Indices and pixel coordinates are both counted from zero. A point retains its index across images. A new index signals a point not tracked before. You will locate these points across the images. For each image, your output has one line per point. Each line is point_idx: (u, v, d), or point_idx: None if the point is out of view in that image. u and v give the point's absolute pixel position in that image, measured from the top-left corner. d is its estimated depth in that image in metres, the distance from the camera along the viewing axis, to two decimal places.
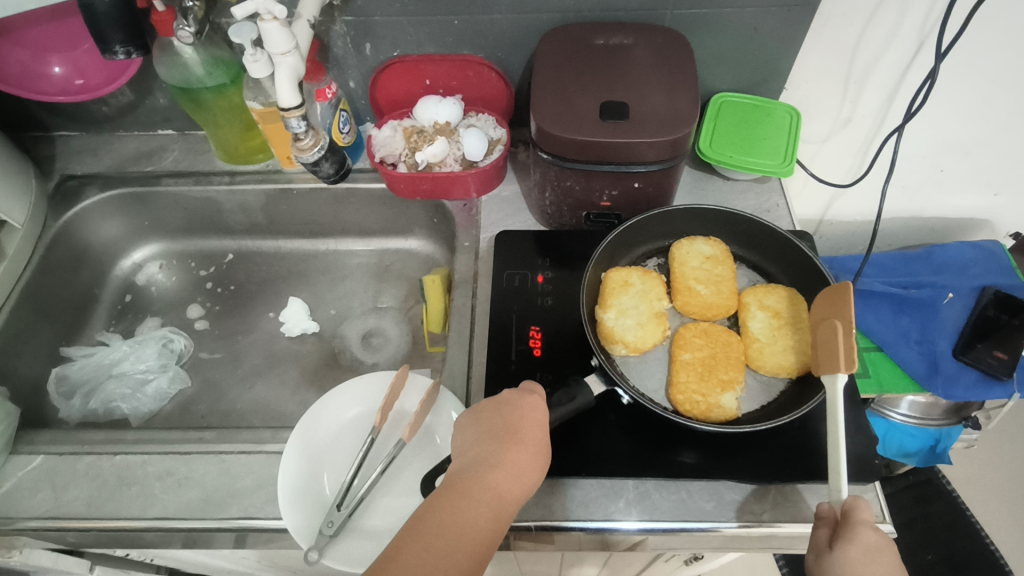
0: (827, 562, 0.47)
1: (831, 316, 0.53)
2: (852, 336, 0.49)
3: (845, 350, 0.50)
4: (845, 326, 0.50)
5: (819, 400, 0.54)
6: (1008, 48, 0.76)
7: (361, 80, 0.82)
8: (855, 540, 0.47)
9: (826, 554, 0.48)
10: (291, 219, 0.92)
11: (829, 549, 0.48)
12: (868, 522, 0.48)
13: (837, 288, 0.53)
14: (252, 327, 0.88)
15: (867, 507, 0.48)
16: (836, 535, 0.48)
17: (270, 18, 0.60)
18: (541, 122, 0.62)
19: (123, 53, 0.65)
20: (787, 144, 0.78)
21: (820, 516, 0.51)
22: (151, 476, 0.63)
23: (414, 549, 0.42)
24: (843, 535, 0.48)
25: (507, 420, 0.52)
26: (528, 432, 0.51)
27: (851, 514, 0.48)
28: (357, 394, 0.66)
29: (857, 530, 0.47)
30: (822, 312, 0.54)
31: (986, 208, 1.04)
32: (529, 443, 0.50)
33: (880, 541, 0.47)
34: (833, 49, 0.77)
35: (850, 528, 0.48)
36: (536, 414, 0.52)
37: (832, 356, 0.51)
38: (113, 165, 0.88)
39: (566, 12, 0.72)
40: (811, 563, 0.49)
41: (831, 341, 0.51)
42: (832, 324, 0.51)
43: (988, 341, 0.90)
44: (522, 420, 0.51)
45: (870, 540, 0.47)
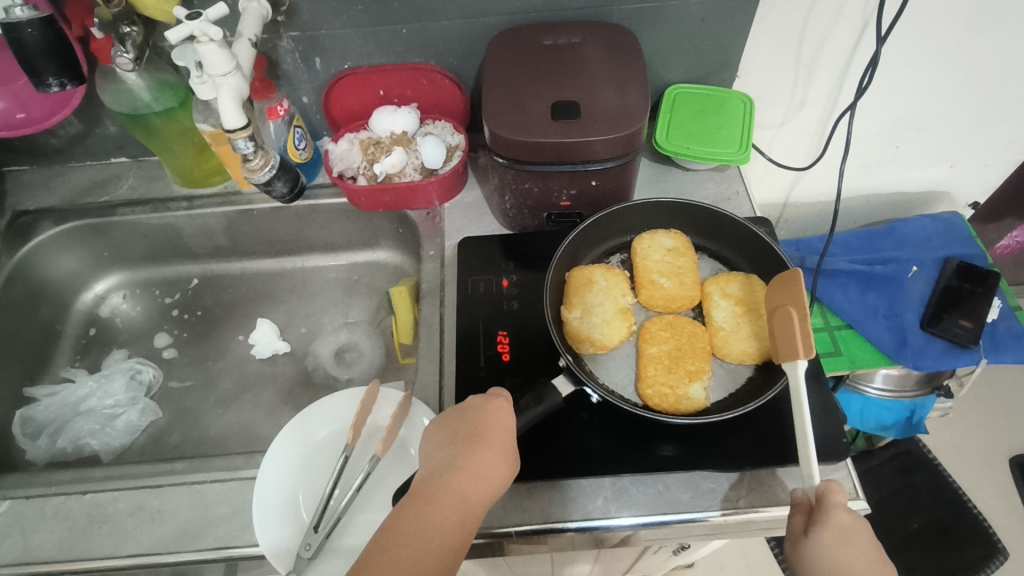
0: (805, 550, 0.48)
1: (786, 303, 0.53)
2: (807, 323, 0.50)
3: (805, 341, 0.50)
4: (801, 316, 0.51)
5: (785, 384, 0.55)
6: (949, 22, 0.78)
7: (314, 95, 0.81)
8: (829, 523, 0.48)
9: (802, 541, 0.49)
10: (254, 240, 0.90)
11: (806, 535, 0.49)
12: (840, 503, 0.49)
13: (788, 275, 0.53)
14: (222, 352, 0.87)
15: (839, 490, 0.49)
16: (811, 519, 0.49)
17: (206, 40, 0.58)
18: (493, 127, 0.62)
19: (58, 84, 0.63)
20: (742, 132, 0.79)
21: (797, 502, 0.51)
22: (122, 513, 0.62)
23: (380, 560, 0.41)
24: (818, 519, 0.49)
25: (471, 422, 0.51)
26: (495, 434, 0.51)
27: (824, 496, 0.49)
28: (329, 414, 0.65)
29: (831, 514, 0.48)
30: (777, 299, 0.54)
31: (944, 180, 1.06)
32: (494, 444, 0.50)
33: (852, 523, 0.48)
34: (781, 34, 0.77)
35: (824, 512, 0.48)
36: (505, 415, 0.52)
37: (791, 347, 0.51)
38: (67, 198, 0.86)
39: (514, 14, 0.72)
40: (790, 551, 0.50)
41: (789, 331, 0.51)
42: (789, 314, 0.51)
43: (953, 311, 0.92)
44: (487, 422, 0.51)
45: (843, 523, 0.48)
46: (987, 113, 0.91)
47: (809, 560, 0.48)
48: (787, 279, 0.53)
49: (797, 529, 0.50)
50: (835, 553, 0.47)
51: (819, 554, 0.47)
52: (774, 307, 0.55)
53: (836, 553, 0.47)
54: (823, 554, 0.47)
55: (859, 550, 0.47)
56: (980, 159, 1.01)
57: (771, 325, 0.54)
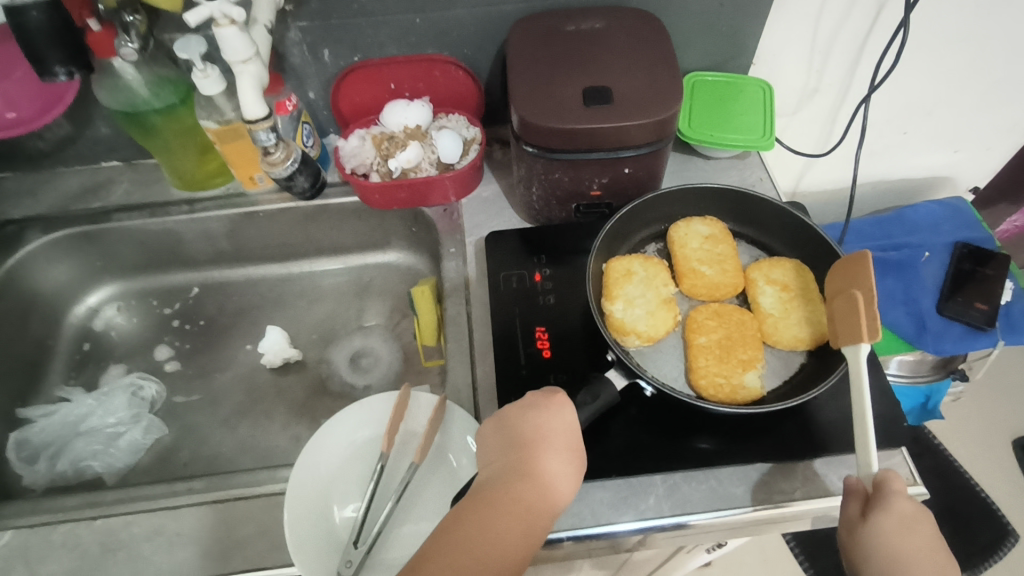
0: (862, 538, 0.47)
1: (846, 287, 0.52)
2: (875, 307, 0.48)
3: (870, 324, 0.48)
4: (865, 298, 0.49)
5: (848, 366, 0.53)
6: (962, 6, 0.78)
7: (321, 90, 0.78)
8: (889, 512, 0.46)
9: (859, 527, 0.47)
10: (259, 244, 0.86)
11: (863, 522, 0.47)
12: (900, 491, 0.47)
13: (854, 259, 0.51)
14: (229, 363, 0.82)
15: (898, 478, 0.47)
16: (868, 506, 0.48)
17: (227, 22, 0.54)
18: (523, 113, 0.59)
19: (65, 73, 0.58)
20: (764, 118, 0.78)
21: (851, 488, 0.50)
22: (139, 538, 0.58)
23: (441, 567, 0.39)
24: (876, 505, 0.47)
25: (534, 423, 0.48)
26: (558, 437, 0.47)
27: (883, 484, 0.47)
28: (356, 422, 0.61)
29: (892, 501, 0.46)
30: (837, 283, 0.53)
31: (948, 165, 1.06)
32: (559, 448, 0.47)
33: (912, 512, 0.46)
34: (799, 18, 0.77)
35: (883, 499, 0.47)
36: (568, 416, 0.49)
37: (853, 331, 0.49)
38: (56, 205, 0.80)
39: (533, 0, 0.70)
40: (845, 537, 0.48)
41: (852, 313, 0.50)
42: (852, 297, 0.50)
43: (967, 294, 0.92)
44: (552, 424, 0.48)
45: (904, 512, 0.46)
46: (993, 97, 0.92)
47: (866, 548, 0.46)
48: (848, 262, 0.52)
49: (852, 514, 0.48)
50: (894, 542, 0.46)
51: (877, 542, 0.46)
52: (831, 292, 0.53)
53: (895, 541, 0.46)
54: (881, 542, 0.46)
55: (919, 540, 0.46)
56: (983, 143, 1.02)
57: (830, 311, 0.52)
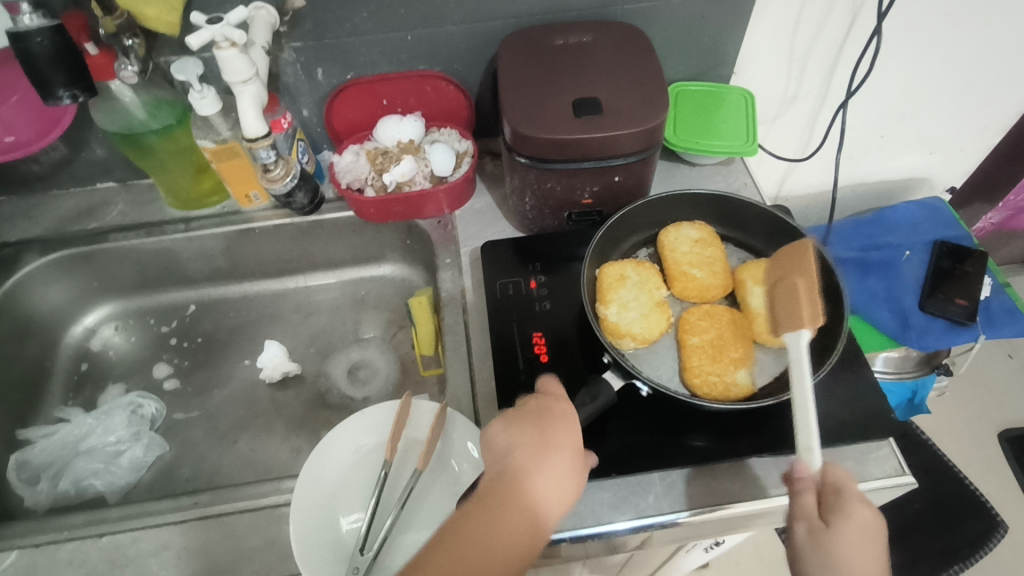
0: (822, 540, 0.45)
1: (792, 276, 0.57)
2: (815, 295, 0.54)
3: (812, 312, 0.54)
4: (805, 286, 0.55)
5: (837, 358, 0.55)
6: (930, 14, 0.82)
7: (314, 108, 0.80)
8: (848, 515, 0.45)
9: (820, 533, 0.46)
10: (255, 260, 0.87)
11: (823, 527, 0.46)
12: (859, 495, 0.47)
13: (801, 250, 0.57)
14: (228, 379, 0.83)
15: (851, 481, 0.48)
16: (825, 509, 0.47)
17: (227, 45, 0.56)
18: (515, 125, 0.61)
19: (69, 97, 0.59)
20: (746, 124, 0.80)
21: (798, 482, 0.48)
22: (146, 553, 0.58)
23: (447, 561, 0.41)
24: (834, 508, 0.46)
25: (542, 421, 0.49)
26: (564, 437, 0.48)
27: (840, 488, 0.47)
28: (359, 431, 0.62)
29: (852, 505, 0.46)
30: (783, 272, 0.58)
31: (924, 167, 1.10)
32: (566, 446, 0.48)
33: (875, 519, 0.45)
34: (776, 28, 0.80)
35: (844, 503, 0.46)
36: (573, 416, 0.50)
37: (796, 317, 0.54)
38: (52, 227, 0.81)
39: (520, 16, 0.72)
40: (800, 539, 0.46)
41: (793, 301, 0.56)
42: (795, 284, 0.56)
43: (947, 290, 0.95)
44: (559, 423, 0.49)
45: (867, 519, 0.45)
46: (965, 100, 0.96)
47: (830, 555, 0.44)
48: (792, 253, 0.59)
49: (806, 515, 0.47)
50: (856, 547, 0.44)
51: (839, 547, 0.44)
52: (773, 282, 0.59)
53: (855, 548, 0.44)
54: (845, 547, 0.44)
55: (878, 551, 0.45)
56: (957, 145, 1.05)
57: (773, 298, 0.58)
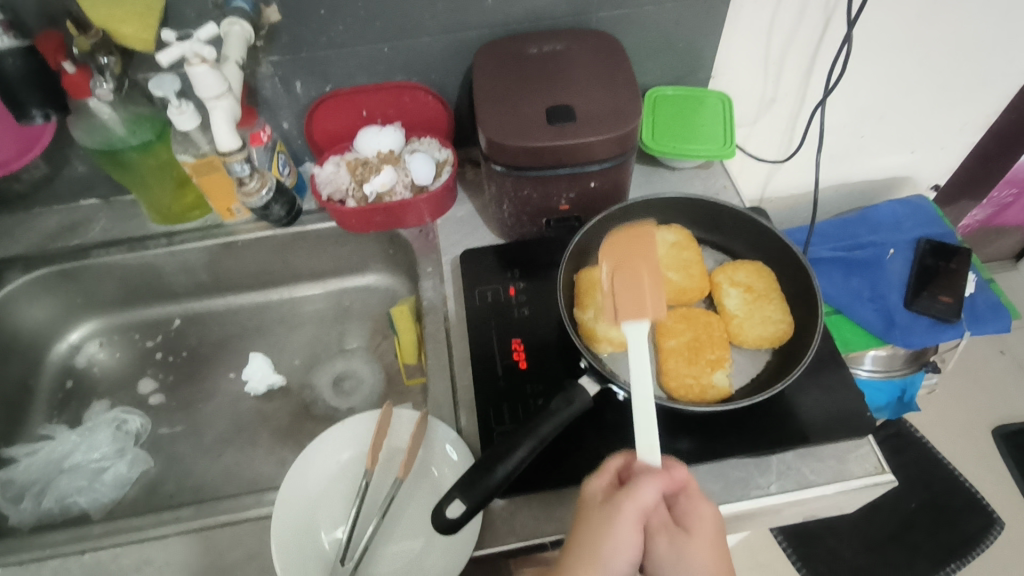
0: (683, 548, 0.47)
1: (622, 261, 0.55)
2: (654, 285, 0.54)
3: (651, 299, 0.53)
4: (650, 274, 0.54)
5: (812, 355, 0.55)
6: (903, 14, 0.82)
7: (294, 120, 0.80)
8: (698, 517, 0.48)
9: (680, 543, 0.47)
10: (238, 273, 0.87)
11: (679, 537, 0.47)
12: (703, 494, 0.49)
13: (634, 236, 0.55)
14: (213, 392, 0.83)
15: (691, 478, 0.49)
16: (677, 513, 0.48)
17: (198, 61, 0.56)
18: (489, 134, 0.62)
19: (42, 115, 0.64)
20: (723, 128, 0.81)
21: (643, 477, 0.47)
22: (127, 569, 0.58)
23: None
24: (685, 513, 0.48)
25: (578, 527, 0.47)
26: (611, 541, 0.45)
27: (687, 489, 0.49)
28: (341, 442, 0.61)
29: (701, 509, 0.48)
30: (621, 255, 0.55)
31: (907, 165, 1.10)
32: (586, 557, 0.45)
33: (717, 514, 0.49)
34: (751, 31, 0.80)
35: (692, 509, 0.48)
36: (625, 507, 0.45)
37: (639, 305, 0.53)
38: (35, 244, 0.81)
39: (495, 26, 0.73)
40: (661, 552, 0.47)
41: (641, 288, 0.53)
42: (641, 272, 0.54)
43: (932, 288, 0.95)
44: (587, 529, 0.46)
45: (710, 515, 0.48)
46: (943, 98, 0.96)
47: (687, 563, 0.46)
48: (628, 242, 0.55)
49: (660, 525, 0.48)
50: (707, 552, 0.47)
51: (698, 555, 0.46)
52: (611, 267, 0.55)
53: (708, 554, 0.47)
54: (702, 555, 0.46)
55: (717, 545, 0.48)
56: (938, 143, 1.06)
57: (611, 286, 0.54)
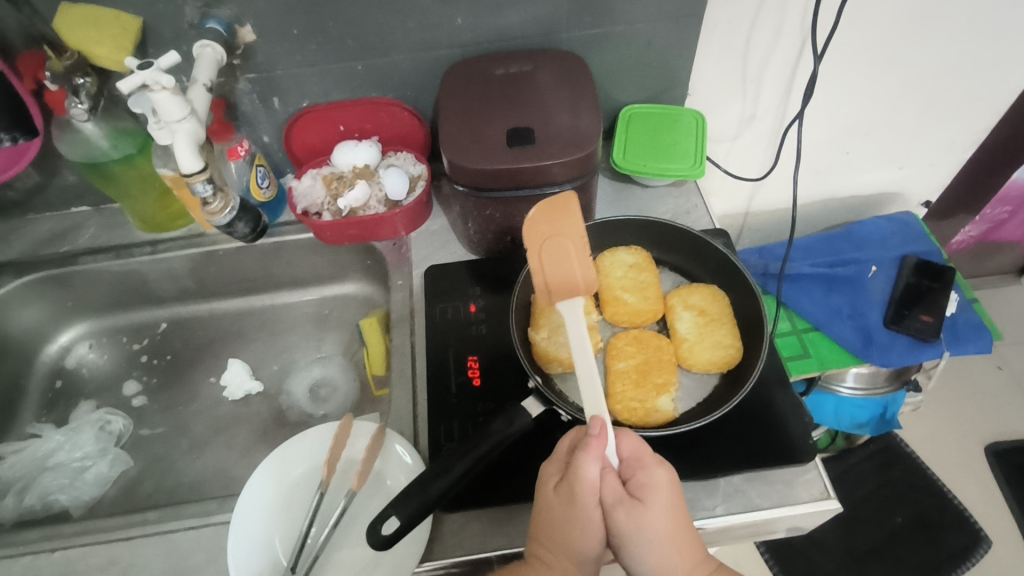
0: (640, 515, 0.47)
1: (551, 234, 0.54)
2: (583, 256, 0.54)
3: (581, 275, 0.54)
4: (577, 246, 0.54)
5: (755, 380, 0.56)
6: (883, 34, 0.81)
7: (274, 134, 0.82)
8: (652, 486, 0.48)
9: (636, 509, 0.47)
10: (222, 280, 0.90)
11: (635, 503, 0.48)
12: (657, 463, 0.50)
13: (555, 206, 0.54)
14: (194, 396, 0.86)
15: (639, 446, 0.51)
16: (631, 484, 0.49)
17: (159, 88, 0.59)
18: (450, 156, 0.63)
19: (9, 139, 0.64)
20: (696, 147, 0.81)
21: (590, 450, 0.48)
22: (93, 569, 0.61)
23: None
24: (640, 483, 0.49)
25: (541, 516, 0.49)
26: (575, 525, 0.47)
27: (638, 458, 0.50)
28: (302, 451, 0.64)
29: (654, 474, 0.49)
30: (545, 228, 0.54)
31: (895, 181, 1.09)
32: (555, 547, 0.48)
33: (672, 479, 0.49)
34: (725, 52, 0.80)
35: (645, 476, 0.49)
36: (578, 490, 0.47)
37: (570, 284, 0.54)
38: (26, 250, 0.84)
39: (466, 45, 0.74)
40: (621, 526, 0.47)
41: (569, 264, 0.53)
42: (568, 250, 0.53)
43: (913, 307, 0.95)
44: (549, 518, 0.48)
45: (665, 481, 0.49)
46: (929, 116, 0.95)
47: (646, 528, 0.47)
48: (551, 210, 0.54)
49: (616, 498, 0.48)
50: (665, 515, 0.48)
51: (655, 520, 0.47)
52: (536, 244, 0.54)
53: (667, 516, 0.48)
54: (660, 519, 0.47)
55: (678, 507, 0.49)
56: (926, 160, 1.05)
57: (538, 263, 0.54)
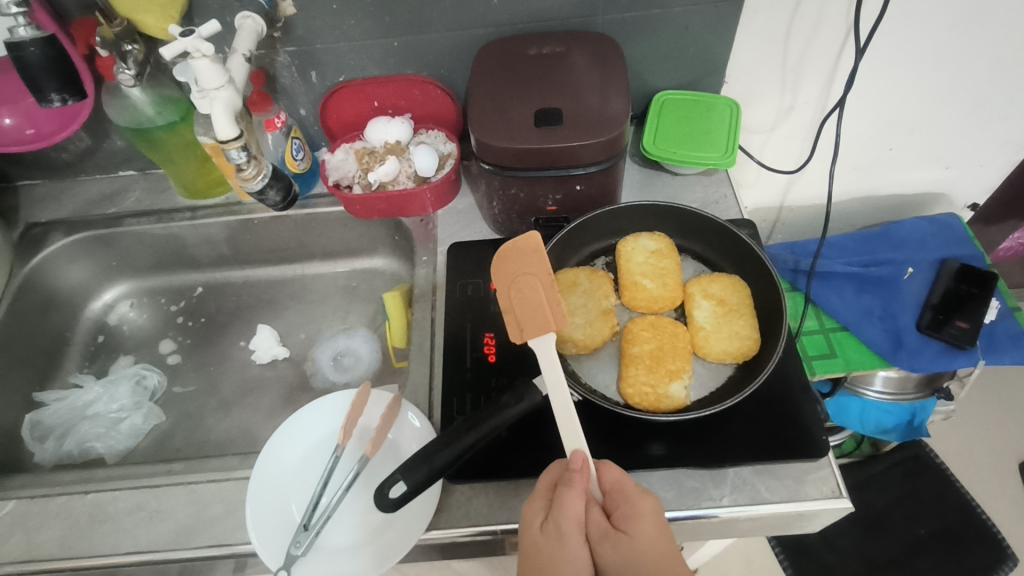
0: (628, 546, 0.46)
1: (520, 272, 0.56)
2: (551, 291, 0.55)
3: (551, 311, 0.55)
4: (546, 282, 0.56)
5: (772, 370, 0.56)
6: (934, 26, 0.78)
7: (311, 107, 0.84)
8: (638, 515, 0.48)
9: (624, 539, 0.47)
10: (256, 248, 0.93)
11: (622, 533, 0.47)
12: (642, 493, 0.50)
13: (521, 245, 0.56)
14: (224, 358, 0.89)
15: (623, 479, 0.51)
16: (617, 516, 0.49)
17: (199, 56, 0.62)
18: (477, 134, 0.64)
19: (60, 100, 0.65)
20: (729, 135, 0.80)
21: (573, 481, 0.49)
22: (122, 512, 0.65)
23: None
24: (626, 514, 0.48)
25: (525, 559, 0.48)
26: (562, 565, 0.46)
27: (623, 490, 0.50)
28: (322, 417, 0.66)
29: (639, 503, 0.49)
30: (514, 266, 0.57)
31: (941, 181, 1.05)
32: None
33: (658, 507, 0.49)
34: (765, 40, 0.78)
35: (631, 506, 0.49)
36: (564, 526, 0.47)
37: (540, 321, 0.55)
38: (77, 210, 0.89)
39: (501, 25, 0.75)
40: (610, 558, 0.46)
41: (537, 303, 0.56)
42: (536, 286, 0.56)
43: (950, 312, 0.91)
44: (535, 558, 0.47)
45: (651, 510, 0.49)
46: (980, 113, 0.92)
47: (636, 556, 0.46)
48: (518, 250, 0.57)
49: (602, 532, 0.48)
50: (654, 543, 0.47)
51: (643, 547, 0.46)
52: (507, 283, 0.57)
53: (656, 544, 0.47)
54: (648, 547, 0.46)
55: (668, 538, 0.48)
56: (974, 160, 1.01)
57: (509, 302, 0.56)
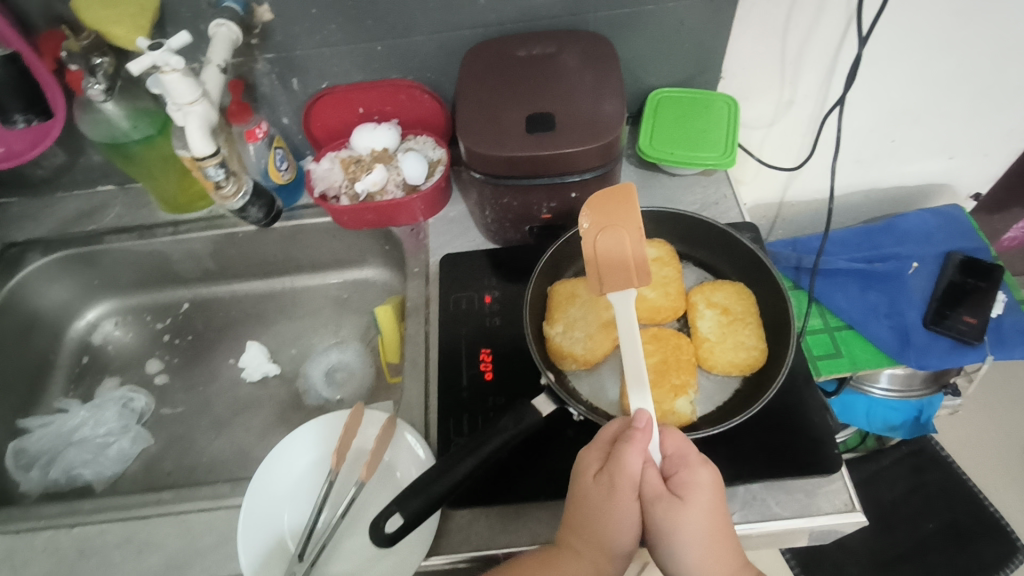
0: (679, 513, 0.46)
1: (607, 224, 0.56)
2: (639, 245, 0.55)
3: (635, 267, 0.55)
4: (633, 238, 0.56)
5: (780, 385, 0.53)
6: (938, 14, 0.76)
7: (294, 116, 0.81)
8: (694, 484, 0.47)
9: (677, 506, 0.46)
10: (243, 262, 0.90)
11: (676, 500, 0.46)
12: (703, 462, 0.48)
13: (612, 195, 0.56)
14: (214, 377, 0.87)
15: (686, 444, 0.49)
16: (673, 481, 0.48)
17: (169, 70, 0.59)
18: (467, 142, 0.61)
19: (24, 121, 0.63)
20: (727, 133, 0.77)
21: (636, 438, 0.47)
22: (110, 545, 0.62)
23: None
24: (683, 480, 0.47)
25: (573, 501, 0.48)
26: (609, 516, 0.46)
27: (683, 455, 0.49)
28: (313, 439, 0.64)
29: (698, 473, 0.48)
30: (600, 217, 0.56)
31: (944, 172, 1.03)
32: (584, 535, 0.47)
33: (716, 479, 0.48)
34: (763, 32, 0.75)
35: (689, 474, 0.48)
36: (618, 480, 0.46)
37: (623, 278, 0.55)
38: (55, 228, 0.86)
39: (489, 26, 0.72)
40: (658, 520, 0.46)
41: (623, 257, 0.55)
42: (624, 239, 0.55)
43: (956, 307, 0.89)
44: (583, 503, 0.48)
45: (709, 481, 0.48)
46: (985, 102, 0.89)
47: (684, 525, 0.46)
48: (606, 203, 0.56)
49: (656, 493, 0.47)
50: (703, 514, 0.46)
51: (693, 518, 0.46)
52: (593, 230, 0.56)
53: (706, 516, 0.46)
54: (698, 519, 0.46)
55: (719, 511, 0.47)
56: (978, 149, 0.98)
57: (594, 250, 0.56)
